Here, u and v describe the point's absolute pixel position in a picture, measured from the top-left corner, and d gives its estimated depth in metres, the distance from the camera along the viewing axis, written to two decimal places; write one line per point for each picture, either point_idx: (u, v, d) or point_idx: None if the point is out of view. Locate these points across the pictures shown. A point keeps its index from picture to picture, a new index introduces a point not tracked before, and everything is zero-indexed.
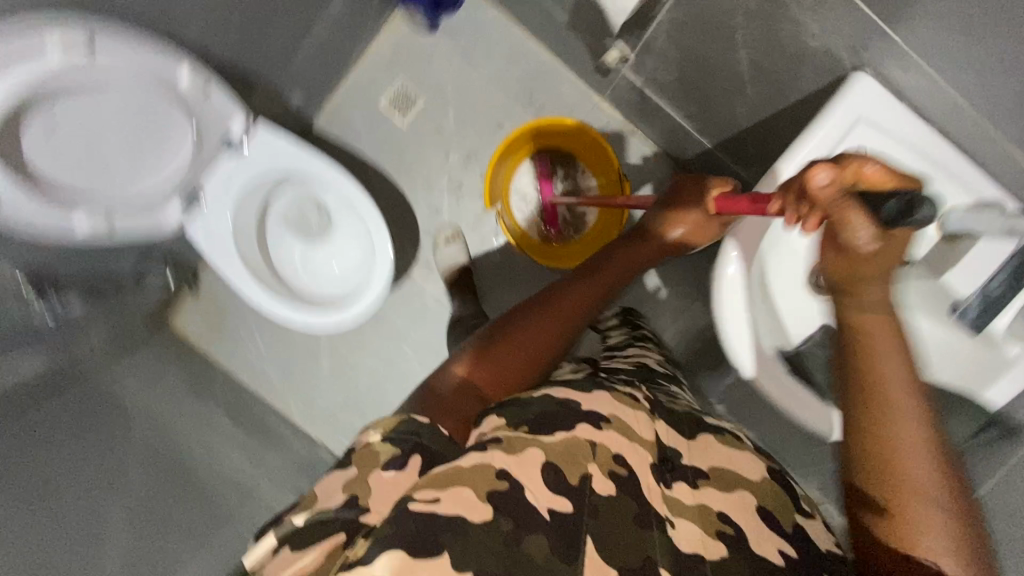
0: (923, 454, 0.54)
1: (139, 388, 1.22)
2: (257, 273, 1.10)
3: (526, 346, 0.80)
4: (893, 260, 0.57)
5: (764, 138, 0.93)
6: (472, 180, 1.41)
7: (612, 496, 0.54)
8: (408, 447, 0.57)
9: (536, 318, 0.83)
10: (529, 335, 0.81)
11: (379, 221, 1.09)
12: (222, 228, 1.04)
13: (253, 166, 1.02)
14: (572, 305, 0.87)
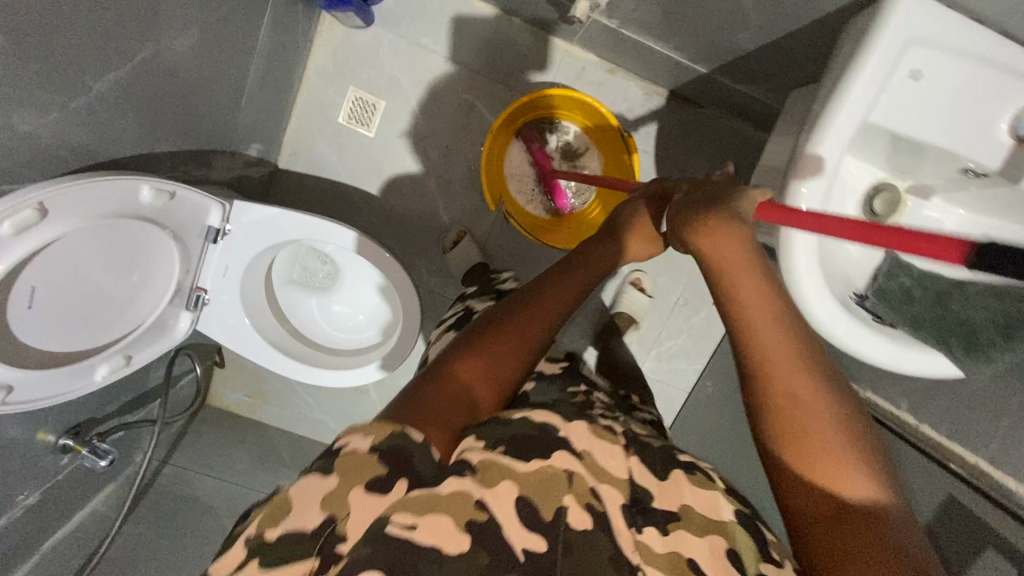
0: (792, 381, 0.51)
1: (210, 481, 1.22)
2: (286, 346, 1.06)
3: (530, 330, 0.68)
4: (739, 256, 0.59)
5: (777, 58, 0.85)
6: (460, 173, 1.31)
7: (588, 530, 0.50)
8: (396, 465, 0.48)
9: (539, 296, 0.72)
10: (535, 319, 0.70)
11: (393, 265, 1.01)
12: (235, 311, 0.98)
13: (245, 249, 0.94)
14: (568, 277, 0.75)
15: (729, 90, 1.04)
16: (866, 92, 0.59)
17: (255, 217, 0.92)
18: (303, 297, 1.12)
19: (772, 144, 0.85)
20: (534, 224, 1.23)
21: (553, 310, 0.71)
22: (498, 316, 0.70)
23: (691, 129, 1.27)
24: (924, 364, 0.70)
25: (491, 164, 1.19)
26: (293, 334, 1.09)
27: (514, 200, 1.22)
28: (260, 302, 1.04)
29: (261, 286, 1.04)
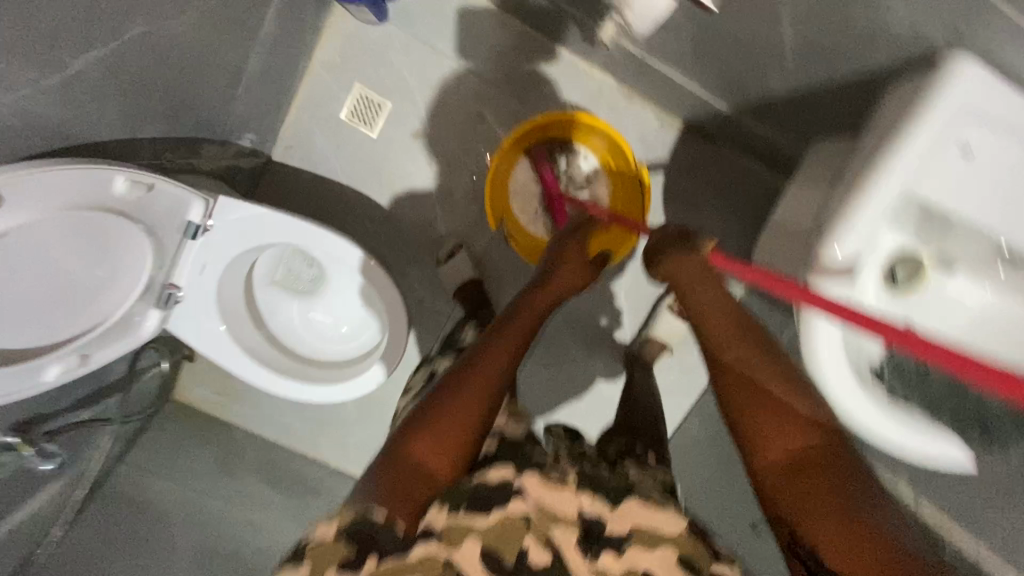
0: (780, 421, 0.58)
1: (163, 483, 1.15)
2: (262, 353, 1.00)
3: (490, 378, 0.66)
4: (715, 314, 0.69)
5: (803, 109, 0.84)
6: (462, 184, 1.26)
7: (549, 565, 0.51)
8: (362, 547, 0.50)
9: (488, 351, 0.69)
10: (488, 371, 0.66)
11: (382, 276, 0.96)
12: (209, 313, 0.92)
13: (225, 248, 0.88)
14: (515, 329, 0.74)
15: (750, 138, 1.01)
16: (910, 163, 0.58)
17: (240, 216, 0.86)
18: (283, 299, 1.06)
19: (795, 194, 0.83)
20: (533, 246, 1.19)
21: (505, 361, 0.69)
22: (451, 380, 0.66)
23: (705, 167, 1.23)
24: (940, 451, 0.65)
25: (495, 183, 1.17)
26: (269, 340, 1.03)
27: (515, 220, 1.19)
28: (236, 304, 0.98)
29: (238, 288, 0.98)
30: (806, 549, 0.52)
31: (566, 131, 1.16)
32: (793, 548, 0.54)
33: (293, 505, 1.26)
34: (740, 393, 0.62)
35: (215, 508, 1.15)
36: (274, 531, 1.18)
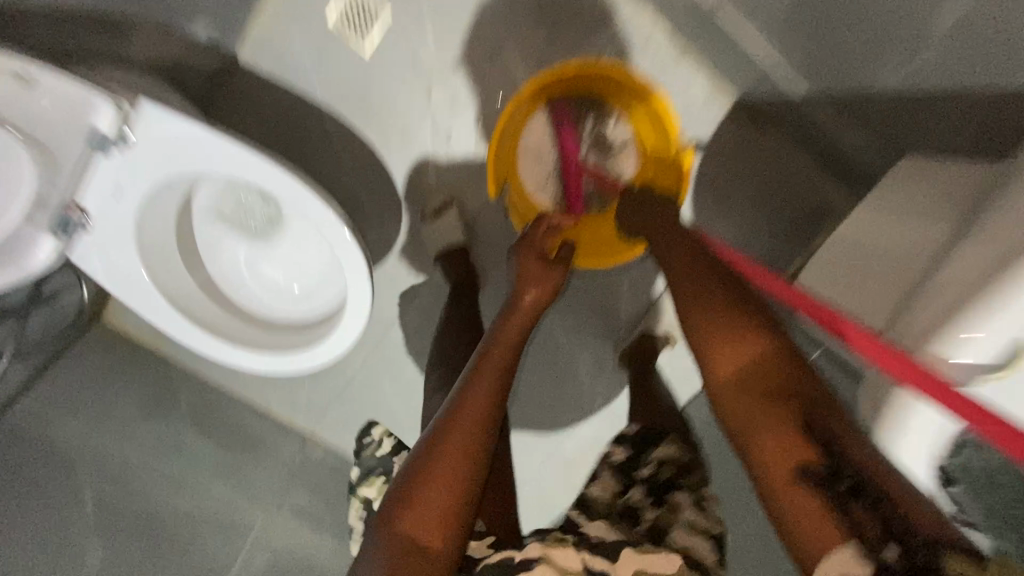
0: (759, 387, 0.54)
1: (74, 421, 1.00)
2: (191, 307, 0.81)
3: (476, 413, 0.67)
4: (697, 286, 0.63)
5: None
6: (465, 128, 1.05)
7: None
8: None
9: (460, 410, 0.68)
10: (462, 437, 0.65)
11: (341, 236, 0.74)
12: (125, 254, 0.74)
13: (143, 173, 0.69)
14: (487, 375, 0.71)
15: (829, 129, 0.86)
16: None
17: (167, 132, 0.67)
18: (231, 240, 0.88)
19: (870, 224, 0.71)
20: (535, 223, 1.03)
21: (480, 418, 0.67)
22: (426, 450, 0.65)
23: (753, 152, 1.09)
24: None
25: (503, 137, 0.98)
26: (205, 289, 0.85)
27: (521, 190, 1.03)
28: (162, 242, 0.79)
29: (168, 221, 0.79)
30: (847, 462, 0.49)
31: (597, 82, 0.97)
32: (827, 462, 0.49)
33: (228, 459, 1.14)
34: (738, 374, 0.56)
35: (134, 457, 1.02)
36: (201, 488, 1.06)
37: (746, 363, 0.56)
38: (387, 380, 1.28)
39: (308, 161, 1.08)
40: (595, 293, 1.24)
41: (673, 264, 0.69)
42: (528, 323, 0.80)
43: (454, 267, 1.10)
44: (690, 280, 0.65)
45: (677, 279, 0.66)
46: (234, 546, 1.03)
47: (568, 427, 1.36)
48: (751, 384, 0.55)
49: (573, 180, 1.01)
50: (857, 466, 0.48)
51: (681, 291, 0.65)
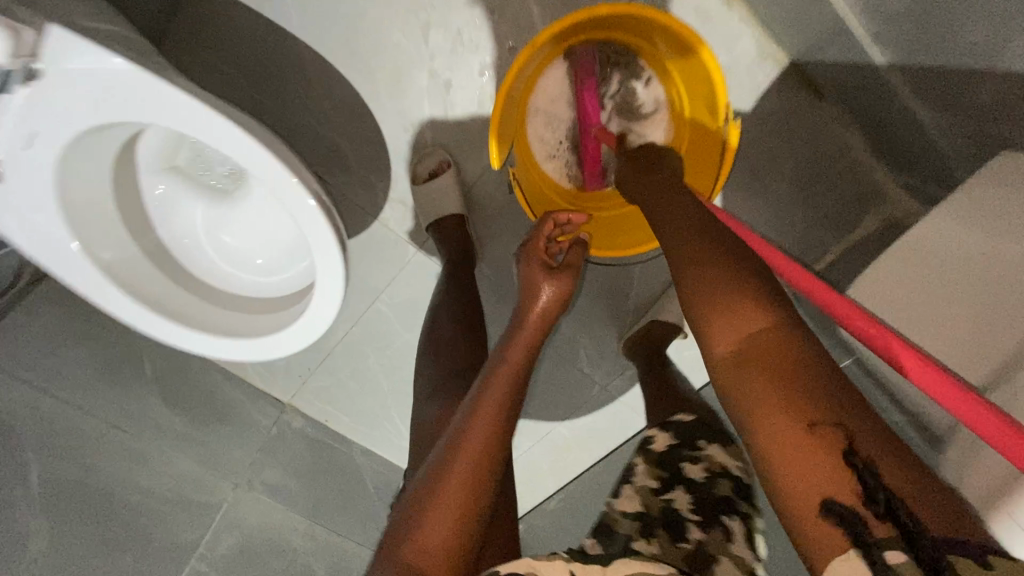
0: (768, 378, 0.48)
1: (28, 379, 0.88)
2: (132, 279, 0.68)
3: (486, 433, 0.63)
4: (698, 261, 0.57)
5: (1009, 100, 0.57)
6: (466, 79, 0.92)
7: None
8: None
9: (471, 422, 0.64)
10: (473, 454, 0.61)
11: (312, 213, 0.63)
12: (45, 212, 0.60)
13: (59, 113, 0.55)
14: (498, 384, 0.68)
15: (900, 108, 0.73)
16: None
17: (84, 68, 0.53)
18: (185, 200, 0.75)
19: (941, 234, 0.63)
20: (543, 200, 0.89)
21: (492, 428, 0.64)
22: (437, 465, 0.61)
23: (795, 128, 0.97)
24: None
25: (512, 94, 0.80)
26: (150, 256, 0.71)
27: (530, 160, 0.89)
28: (94, 200, 0.65)
29: (103, 177, 0.65)
30: (882, 483, 0.41)
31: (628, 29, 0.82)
32: (859, 484, 0.42)
33: (194, 433, 1.05)
34: (745, 362, 0.49)
35: (88, 429, 0.92)
36: (164, 465, 0.99)
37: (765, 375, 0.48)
38: (367, 355, 1.18)
39: (284, 105, 0.92)
40: (599, 274, 1.14)
41: (676, 234, 0.62)
42: (539, 334, 0.75)
43: (447, 239, 0.99)
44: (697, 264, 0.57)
45: (679, 258, 0.59)
46: (199, 526, 0.99)
47: (557, 412, 1.29)
48: (757, 376, 0.48)
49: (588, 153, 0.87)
50: (891, 488, 0.41)
51: (681, 268, 0.58)
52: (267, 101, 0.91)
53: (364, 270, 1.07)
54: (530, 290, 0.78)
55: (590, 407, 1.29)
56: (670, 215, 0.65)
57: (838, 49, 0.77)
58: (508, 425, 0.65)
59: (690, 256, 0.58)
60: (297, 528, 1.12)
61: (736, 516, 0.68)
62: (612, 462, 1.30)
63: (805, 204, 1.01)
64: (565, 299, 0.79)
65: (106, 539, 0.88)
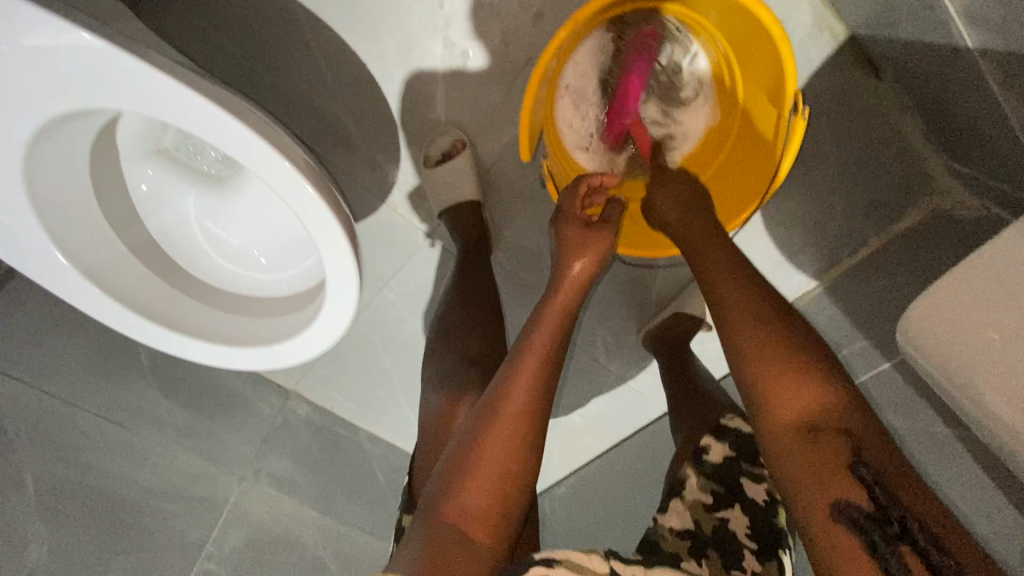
0: (790, 393, 0.50)
1: (12, 379, 0.82)
2: (119, 282, 0.61)
3: (527, 394, 0.59)
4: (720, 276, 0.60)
5: None
6: (485, 48, 0.82)
7: None
8: None
9: (513, 384, 0.60)
10: (518, 419, 0.58)
11: (319, 212, 0.55)
12: (18, 212, 0.52)
13: (24, 96, 0.47)
14: (539, 343, 0.62)
15: (975, 79, 0.64)
16: None
17: (46, 46, 0.44)
18: (175, 188, 0.66)
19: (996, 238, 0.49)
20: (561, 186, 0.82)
21: (533, 393, 0.59)
22: (477, 428, 0.58)
23: (846, 109, 0.88)
24: None
25: (550, 72, 0.70)
26: (138, 254, 0.64)
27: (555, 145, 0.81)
28: (75, 193, 0.57)
29: (83, 167, 0.57)
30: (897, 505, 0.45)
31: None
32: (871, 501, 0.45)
33: (195, 425, 1.01)
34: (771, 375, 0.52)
35: (82, 424, 0.87)
36: (167, 462, 0.95)
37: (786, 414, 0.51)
38: (375, 345, 1.13)
39: (284, 74, 0.82)
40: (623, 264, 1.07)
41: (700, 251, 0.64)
42: (577, 297, 0.68)
43: (462, 226, 0.91)
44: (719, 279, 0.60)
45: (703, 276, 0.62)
46: (206, 524, 0.96)
47: (571, 402, 1.26)
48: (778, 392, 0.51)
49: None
50: (904, 513, 0.44)
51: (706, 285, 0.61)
52: (261, 70, 0.82)
53: (374, 259, 1.00)
54: (569, 251, 0.71)
55: (605, 395, 1.24)
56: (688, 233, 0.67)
57: (911, 9, 0.68)
58: (550, 390, 0.61)
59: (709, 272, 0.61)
60: (307, 519, 1.10)
61: (787, 550, 0.67)
62: (626, 450, 1.27)
63: (849, 193, 0.94)
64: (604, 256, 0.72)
65: (112, 539, 0.84)
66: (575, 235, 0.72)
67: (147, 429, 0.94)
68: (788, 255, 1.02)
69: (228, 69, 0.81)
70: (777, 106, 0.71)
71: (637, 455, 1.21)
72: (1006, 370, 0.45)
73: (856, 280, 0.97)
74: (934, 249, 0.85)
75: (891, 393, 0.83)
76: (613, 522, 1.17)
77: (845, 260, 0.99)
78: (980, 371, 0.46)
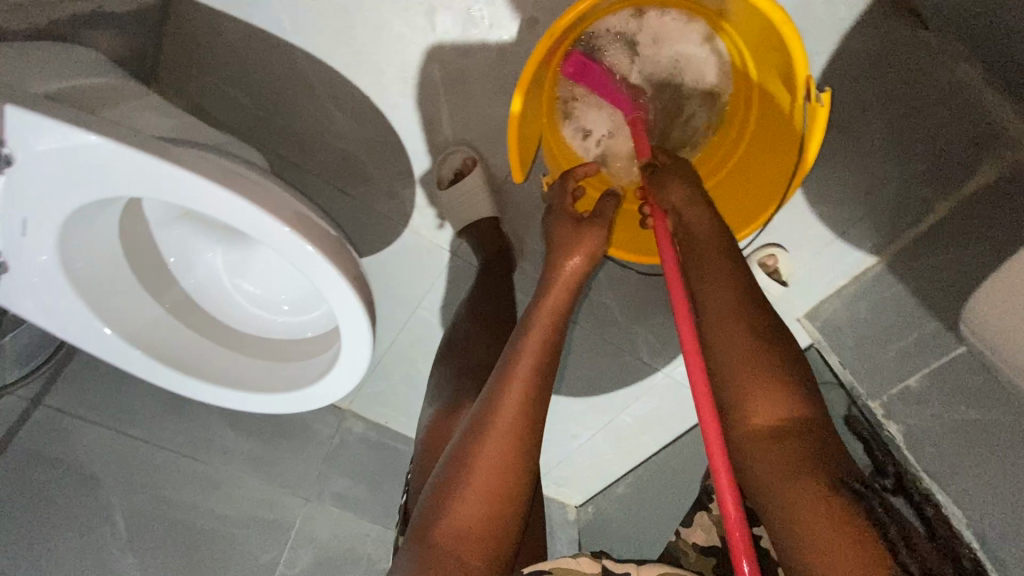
0: (735, 324, 0.58)
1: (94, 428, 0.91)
2: (159, 343, 0.66)
3: (516, 406, 0.58)
4: (705, 221, 0.66)
5: None
6: (482, 64, 0.79)
7: None
8: None
9: (503, 395, 0.59)
10: (509, 436, 0.57)
11: (326, 272, 0.58)
12: (60, 294, 0.57)
13: (44, 192, 0.51)
14: (530, 351, 0.62)
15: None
16: None
17: (59, 146, 0.48)
18: (201, 252, 0.70)
19: None
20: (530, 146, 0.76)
21: (527, 405, 0.59)
22: (467, 445, 0.57)
23: (893, 64, 0.78)
24: None
25: (536, 79, 0.70)
26: (176, 314, 0.69)
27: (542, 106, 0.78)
28: (111, 268, 0.62)
29: (116, 243, 0.62)
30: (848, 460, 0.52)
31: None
32: (827, 441, 0.52)
33: (261, 452, 1.08)
34: (724, 313, 0.60)
35: (163, 461, 0.96)
36: (236, 489, 1.02)
37: (731, 320, 0.59)
38: (418, 365, 1.16)
39: (296, 118, 0.85)
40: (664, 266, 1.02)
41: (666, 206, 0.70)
42: (569, 297, 0.68)
43: (482, 243, 0.91)
44: (692, 207, 0.68)
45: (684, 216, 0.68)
46: (276, 546, 1.02)
47: (619, 403, 1.23)
48: (712, 324, 0.60)
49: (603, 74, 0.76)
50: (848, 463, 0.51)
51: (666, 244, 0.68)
52: (276, 118, 0.85)
53: (404, 283, 1.02)
54: (560, 251, 0.70)
55: (654, 394, 1.20)
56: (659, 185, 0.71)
57: None
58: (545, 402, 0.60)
59: (667, 195, 0.70)
60: (369, 535, 1.15)
61: None
62: (682, 448, 1.22)
63: (905, 158, 0.84)
64: (596, 256, 0.70)
65: (193, 564, 0.92)
66: (566, 231, 0.71)
67: (215, 460, 1.02)
68: (837, 233, 0.94)
69: (247, 123, 0.85)
70: (792, 91, 0.67)
71: (694, 454, 1.17)
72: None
73: (920, 253, 0.86)
74: (1009, 219, 0.74)
75: (972, 376, 0.74)
76: (673, 523, 1.13)
77: (908, 232, 0.89)
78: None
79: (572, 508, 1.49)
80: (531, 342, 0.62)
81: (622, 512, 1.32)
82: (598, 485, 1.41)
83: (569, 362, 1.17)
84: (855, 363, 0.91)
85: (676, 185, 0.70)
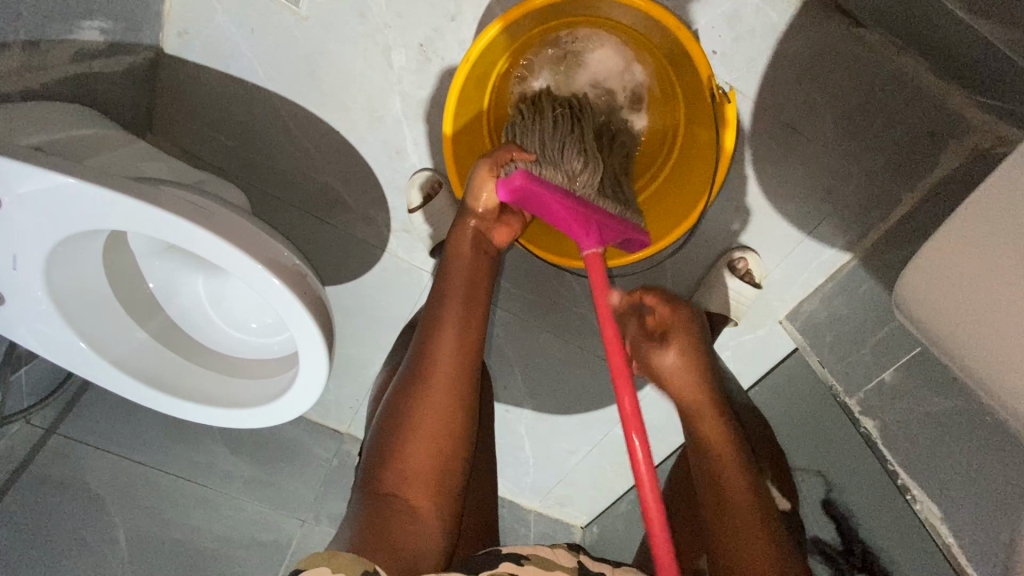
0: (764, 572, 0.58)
1: (101, 454, 0.97)
2: (144, 364, 0.72)
3: (447, 360, 0.67)
4: (724, 444, 0.66)
5: None
6: (438, 92, 0.85)
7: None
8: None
9: (432, 349, 0.68)
10: (443, 384, 0.66)
11: (281, 294, 0.62)
12: (51, 324, 0.64)
13: (30, 230, 0.57)
14: (454, 304, 0.71)
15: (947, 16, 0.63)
16: None
17: (37, 190, 0.55)
18: (183, 281, 0.76)
19: (993, 173, 0.45)
20: (469, 161, 0.84)
21: (456, 359, 0.68)
22: (409, 394, 0.66)
23: (834, 63, 0.80)
24: None
25: (468, 85, 0.76)
26: (160, 339, 0.75)
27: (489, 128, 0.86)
28: (98, 298, 0.69)
29: (102, 274, 0.69)
30: None
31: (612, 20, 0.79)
32: None
33: (260, 475, 1.12)
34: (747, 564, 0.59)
35: (164, 483, 1.02)
36: (235, 510, 1.07)
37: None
38: None
39: (276, 155, 0.92)
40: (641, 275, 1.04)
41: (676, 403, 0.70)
42: (482, 250, 0.76)
43: None
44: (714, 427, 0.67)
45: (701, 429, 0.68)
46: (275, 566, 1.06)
47: (612, 416, 1.22)
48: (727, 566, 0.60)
49: (554, 201, 0.70)
50: None
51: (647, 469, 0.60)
52: (258, 156, 0.92)
53: (387, 304, 1.06)
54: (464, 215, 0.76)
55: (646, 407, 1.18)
56: (669, 374, 0.70)
57: None
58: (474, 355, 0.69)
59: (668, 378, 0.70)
60: None
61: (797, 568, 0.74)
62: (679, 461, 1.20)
63: (861, 152, 0.85)
64: (512, 221, 0.78)
65: None
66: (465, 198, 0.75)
67: (214, 483, 1.06)
68: (807, 232, 0.93)
69: (232, 161, 0.93)
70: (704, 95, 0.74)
71: None
72: (989, 325, 0.44)
73: (888, 247, 0.86)
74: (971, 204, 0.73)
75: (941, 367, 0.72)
76: None
77: (879, 224, 0.88)
78: (974, 332, 0.45)
79: (579, 529, 1.47)
80: (452, 296, 0.71)
81: (625, 530, 1.30)
82: (601, 503, 1.39)
83: (556, 376, 1.18)
84: (837, 361, 0.89)
85: (677, 374, 0.69)
